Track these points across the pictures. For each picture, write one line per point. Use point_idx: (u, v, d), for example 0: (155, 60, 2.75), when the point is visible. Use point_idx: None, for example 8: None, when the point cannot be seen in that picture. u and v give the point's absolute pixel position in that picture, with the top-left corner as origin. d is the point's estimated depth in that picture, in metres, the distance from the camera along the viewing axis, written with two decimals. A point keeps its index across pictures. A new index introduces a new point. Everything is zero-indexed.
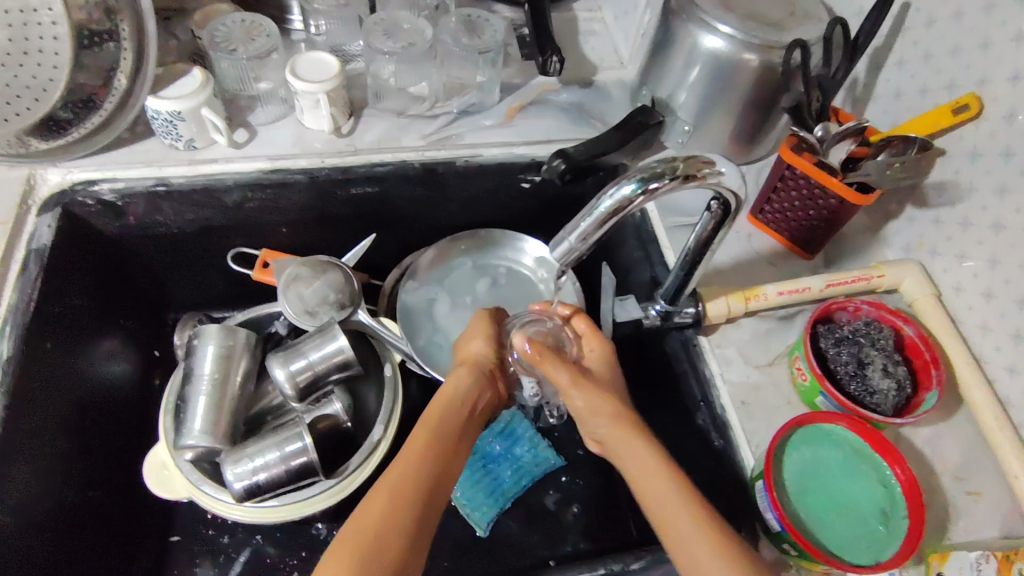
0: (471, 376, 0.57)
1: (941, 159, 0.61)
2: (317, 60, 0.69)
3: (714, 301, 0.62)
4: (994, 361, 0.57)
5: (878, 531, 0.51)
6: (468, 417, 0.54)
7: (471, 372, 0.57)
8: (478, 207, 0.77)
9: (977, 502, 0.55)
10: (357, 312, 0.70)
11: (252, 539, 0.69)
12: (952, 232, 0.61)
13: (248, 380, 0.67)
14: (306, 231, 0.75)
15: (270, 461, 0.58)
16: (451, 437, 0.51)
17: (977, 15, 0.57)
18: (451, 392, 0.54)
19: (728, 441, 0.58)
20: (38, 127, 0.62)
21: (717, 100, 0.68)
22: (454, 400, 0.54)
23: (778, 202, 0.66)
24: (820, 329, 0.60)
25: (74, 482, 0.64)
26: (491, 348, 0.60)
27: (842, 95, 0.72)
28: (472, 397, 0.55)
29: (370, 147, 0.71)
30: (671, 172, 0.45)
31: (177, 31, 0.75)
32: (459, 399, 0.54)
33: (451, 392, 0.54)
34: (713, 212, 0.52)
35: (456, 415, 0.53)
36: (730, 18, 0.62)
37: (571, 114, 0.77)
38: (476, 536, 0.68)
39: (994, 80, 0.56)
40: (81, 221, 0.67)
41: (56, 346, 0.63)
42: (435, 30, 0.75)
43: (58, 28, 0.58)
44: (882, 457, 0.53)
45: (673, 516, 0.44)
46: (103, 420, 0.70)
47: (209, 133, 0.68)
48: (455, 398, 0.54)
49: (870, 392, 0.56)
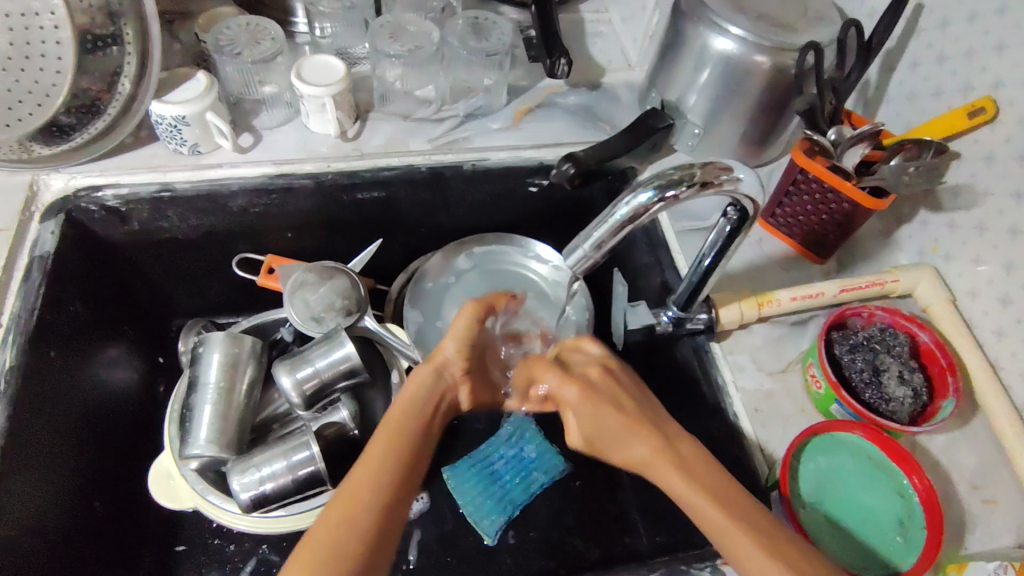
0: (430, 386, 0.54)
1: (956, 162, 0.60)
2: (323, 64, 0.68)
3: (727, 307, 0.61)
4: (1011, 368, 0.56)
5: (896, 543, 0.50)
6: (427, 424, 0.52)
7: (423, 387, 0.54)
8: (485, 212, 0.76)
9: (993, 511, 0.54)
10: (363, 319, 0.69)
11: (258, 548, 0.66)
12: (967, 237, 0.60)
13: (254, 388, 0.66)
14: (312, 236, 0.74)
15: (277, 471, 0.57)
16: (403, 462, 0.47)
17: (992, 18, 0.56)
18: (407, 404, 0.52)
19: (742, 449, 0.58)
20: (41, 133, 0.61)
21: (726, 104, 0.67)
22: (413, 403, 0.52)
23: (790, 206, 0.65)
24: (834, 336, 0.59)
25: (80, 492, 0.63)
26: (461, 356, 0.57)
27: (854, 98, 0.71)
28: (429, 408, 0.53)
29: (376, 152, 0.71)
30: (688, 179, 0.44)
31: (181, 35, 0.74)
32: (419, 405, 0.52)
33: (405, 405, 0.52)
34: (730, 218, 0.51)
35: (408, 426, 0.50)
36: (741, 20, 0.61)
37: (578, 117, 0.76)
38: (484, 544, 0.68)
39: (1010, 83, 0.55)
40: (85, 228, 0.66)
41: (60, 354, 0.62)
42: (441, 32, 0.74)
43: (61, 32, 0.57)
44: (900, 467, 0.52)
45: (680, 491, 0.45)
46: (108, 428, 0.69)
47: (214, 138, 0.67)
48: (410, 406, 0.52)
49: (886, 400, 0.55)
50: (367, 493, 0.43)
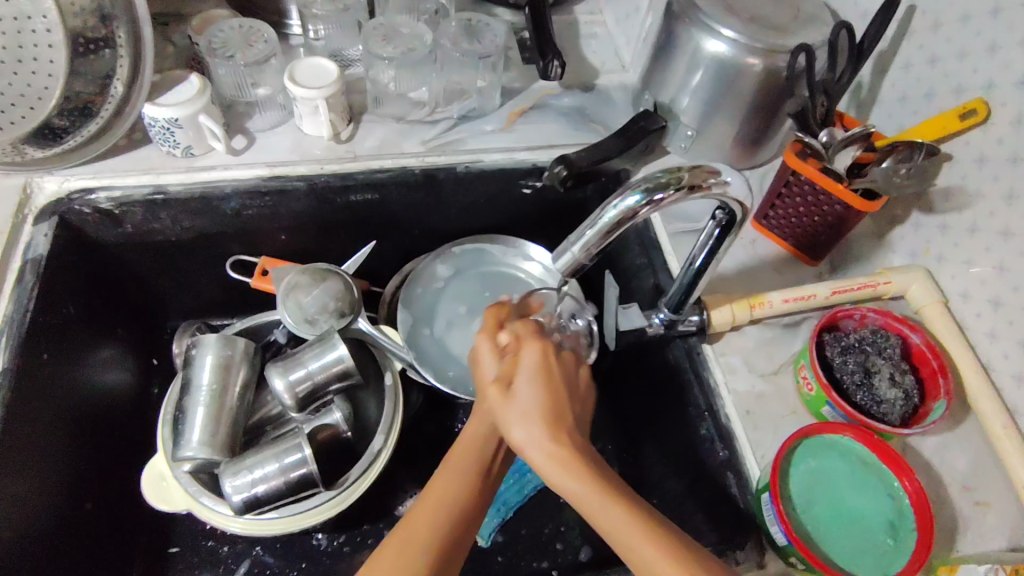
0: (484, 413, 0.47)
1: (947, 164, 0.60)
2: (316, 66, 0.68)
3: (718, 310, 0.61)
4: (1002, 369, 0.56)
5: (886, 545, 0.50)
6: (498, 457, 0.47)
7: (496, 409, 0.48)
8: (479, 214, 0.76)
9: (984, 513, 0.54)
10: (357, 321, 0.69)
11: (251, 550, 0.68)
12: (959, 239, 0.60)
13: (247, 390, 0.66)
14: (306, 238, 0.74)
15: (269, 473, 0.57)
16: (461, 507, 0.43)
17: (984, 20, 0.56)
18: (474, 429, 0.47)
19: (733, 450, 0.58)
20: (34, 135, 0.61)
21: (719, 106, 0.67)
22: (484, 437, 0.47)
23: (783, 207, 0.65)
24: (826, 338, 0.59)
25: (73, 495, 0.63)
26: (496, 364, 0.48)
27: (847, 99, 0.71)
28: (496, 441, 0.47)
29: (369, 153, 0.71)
30: (676, 182, 0.44)
31: (175, 37, 0.74)
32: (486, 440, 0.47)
33: (467, 438, 0.47)
34: (718, 221, 0.51)
35: (466, 463, 0.45)
36: (733, 22, 0.61)
37: (572, 119, 0.76)
38: (477, 546, 0.67)
39: (1001, 85, 0.55)
40: (78, 230, 0.66)
41: (53, 357, 0.62)
42: (434, 34, 0.74)
43: (53, 36, 0.57)
44: (891, 469, 0.52)
45: (593, 504, 0.40)
46: (101, 430, 0.69)
47: (207, 140, 0.67)
48: (475, 441, 0.47)
49: (877, 402, 0.55)
50: (418, 546, 0.41)
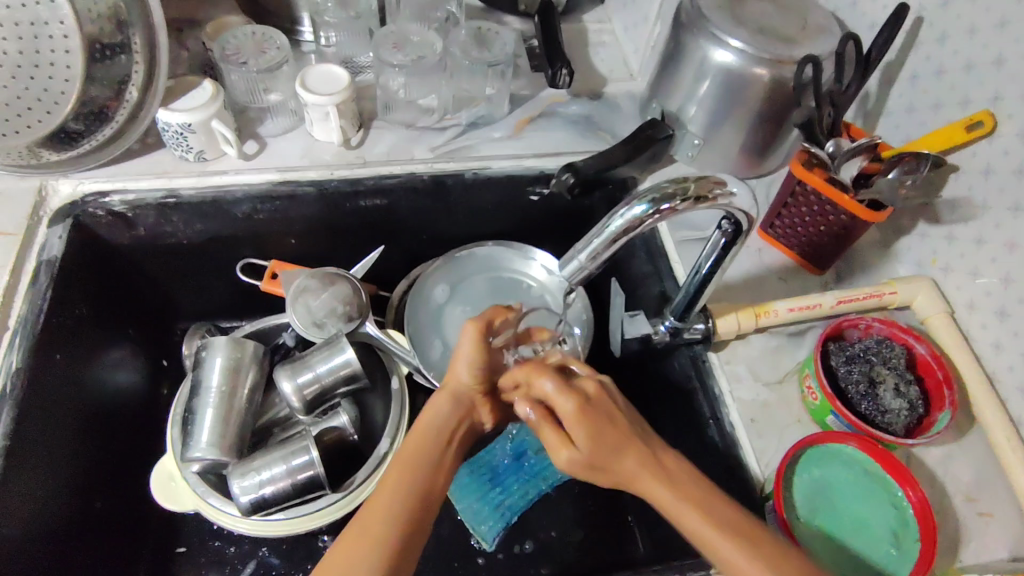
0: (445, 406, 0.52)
1: (954, 176, 0.61)
2: (327, 73, 0.69)
3: (724, 318, 0.61)
4: (1008, 381, 0.56)
5: (890, 554, 0.50)
6: (447, 446, 0.50)
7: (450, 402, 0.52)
8: (486, 220, 0.77)
9: (988, 524, 0.54)
10: (365, 325, 0.70)
11: (258, 551, 0.69)
12: (965, 250, 0.60)
13: (255, 393, 0.66)
14: (316, 242, 0.75)
15: (276, 474, 0.58)
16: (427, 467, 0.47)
17: (990, 33, 0.56)
18: (425, 425, 0.50)
19: (737, 459, 0.58)
20: (50, 139, 0.62)
21: (725, 115, 0.67)
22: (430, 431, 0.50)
23: (789, 217, 0.66)
24: (831, 347, 0.59)
25: (84, 492, 0.64)
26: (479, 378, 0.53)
27: (854, 109, 0.72)
28: (450, 429, 0.51)
29: (379, 159, 0.72)
30: (682, 193, 0.45)
31: (189, 43, 0.76)
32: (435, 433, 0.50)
33: (355, 532, 0.43)
34: (724, 231, 0.52)
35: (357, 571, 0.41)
36: (741, 32, 0.62)
37: (580, 127, 0.77)
38: (483, 550, 0.68)
39: (1007, 98, 0.55)
40: (92, 232, 0.67)
41: (65, 357, 0.63)
42: (445, 42, 0.75)
43: (70, 41, 0.58)
44: (894, 477, 0.52)
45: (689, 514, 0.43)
46: (111, 429, 0.70)
47: (220, 145, 0.68)
48: (431, 428, 0.50)
49: (881, 412, 0.55)
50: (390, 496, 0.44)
